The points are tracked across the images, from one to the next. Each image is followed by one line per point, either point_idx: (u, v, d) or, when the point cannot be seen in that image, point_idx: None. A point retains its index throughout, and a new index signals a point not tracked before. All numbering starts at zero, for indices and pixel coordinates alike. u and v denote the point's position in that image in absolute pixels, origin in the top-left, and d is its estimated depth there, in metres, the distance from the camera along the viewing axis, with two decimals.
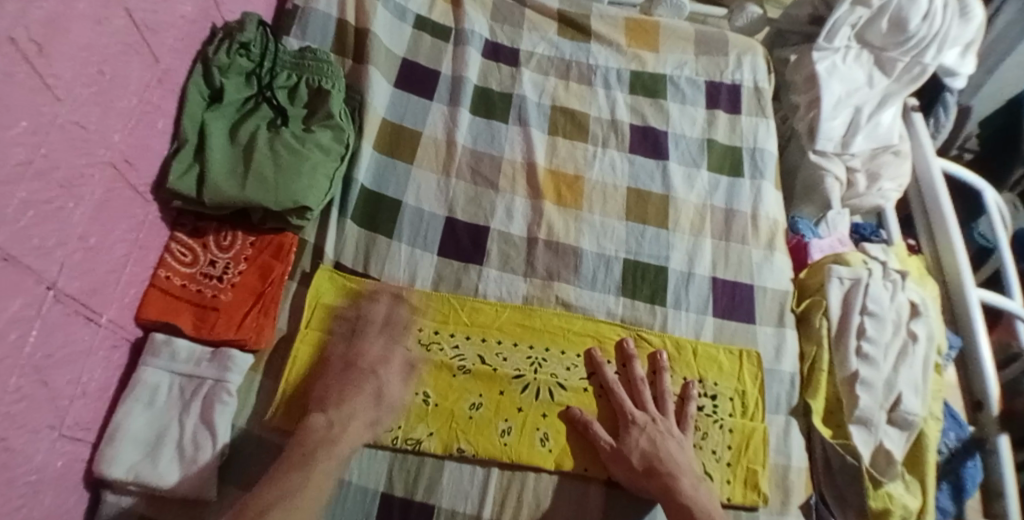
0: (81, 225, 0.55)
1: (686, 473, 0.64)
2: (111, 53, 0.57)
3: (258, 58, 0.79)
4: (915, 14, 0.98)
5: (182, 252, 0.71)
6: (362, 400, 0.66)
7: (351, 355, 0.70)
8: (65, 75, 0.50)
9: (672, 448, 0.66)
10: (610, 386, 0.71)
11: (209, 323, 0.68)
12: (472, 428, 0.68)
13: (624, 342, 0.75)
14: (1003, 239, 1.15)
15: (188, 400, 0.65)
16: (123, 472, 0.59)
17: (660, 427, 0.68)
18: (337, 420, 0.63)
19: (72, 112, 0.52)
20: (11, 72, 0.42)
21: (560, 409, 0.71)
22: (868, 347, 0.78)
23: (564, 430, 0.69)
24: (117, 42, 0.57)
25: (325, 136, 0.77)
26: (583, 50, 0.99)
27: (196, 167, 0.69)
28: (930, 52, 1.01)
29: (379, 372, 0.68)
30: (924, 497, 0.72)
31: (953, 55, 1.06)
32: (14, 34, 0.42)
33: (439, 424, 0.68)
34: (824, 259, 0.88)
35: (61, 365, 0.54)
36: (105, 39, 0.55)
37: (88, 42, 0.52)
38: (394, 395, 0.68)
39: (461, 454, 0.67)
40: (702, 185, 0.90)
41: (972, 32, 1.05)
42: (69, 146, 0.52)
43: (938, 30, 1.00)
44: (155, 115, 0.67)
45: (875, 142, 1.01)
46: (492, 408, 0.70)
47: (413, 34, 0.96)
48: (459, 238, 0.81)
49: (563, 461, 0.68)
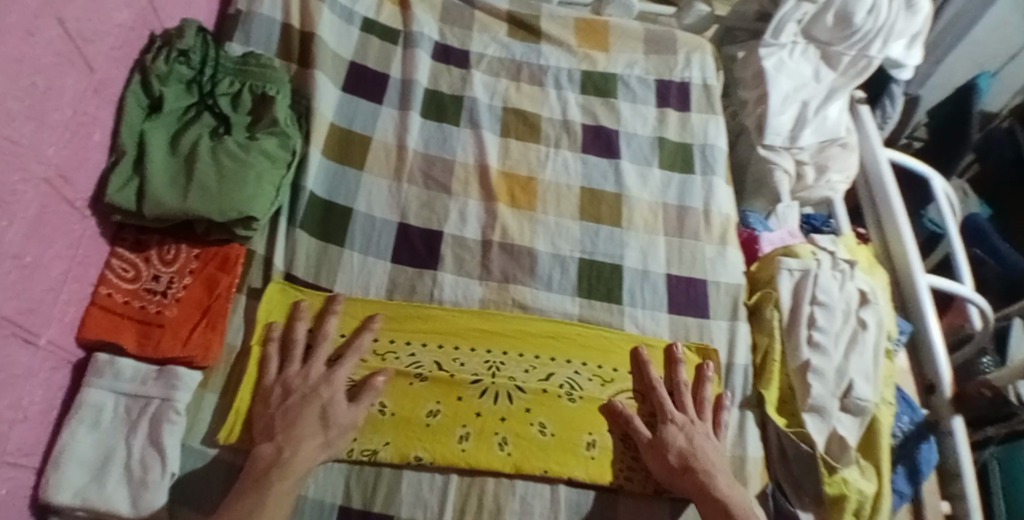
0: (16, 244, 0.53)
1: (723, 471, 0.67)
2: (44, 64, 0.54)
3: (198, 65, 0.77)
4: (860, 8, 1.01)
5: (124, 268, 0.68)
6: (310, 422, 0.63)
7: (290, 381, 0.66)
8: None
9: (705, 446, 0.69)
10: (653, 387, 0.73)
11: (154, 340, 0.66)
12: (430, 436, 0.67)
13: (636, 350, 0.76)
14: (951, 225, 1.19)
15: (135, 421, 0.62)
16: (71, 497, 0.57)
17: (692, 421, 0.71)
18: (287, 444, 0.61)
19: (4, 127, 0.49)
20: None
21: (520, 412, 0.71)
22: (818, 336, 0.79)
23: (523, 433, 0.69)
24: (50, 53, 0.55)
25: (270, 143, 0.75)
26: (534, 51, 0.99)
27: (135, 181, 0.66)
28: (876, 46, 1.04)
29: (321, 393, 0.65)
30: (879, 481, 0.73)
31: (899, 47, 1.09)
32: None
33: (396, 433, 0.67)
34: (774, 252, 0.90)
35: (1, 390, 0.52)
36: (36, 49, 0.53)
37: (18, 54, 0.50)
38: (343, 417, 0.64)
39: (419, 462, 0.66)
40: (655, 183, 0.91)
41: (918, 25, 1.08)
42: (2, 162, 0.50)
43: (883, 23, 1.03)
44: (91, 127, 0.65)
45: (823, 135, 1.04)
46: (451, 414, 0.69)
47: (361, 37, 0.94)
48: (413, 244, 0.80)
49: (523, 464, 0.67)
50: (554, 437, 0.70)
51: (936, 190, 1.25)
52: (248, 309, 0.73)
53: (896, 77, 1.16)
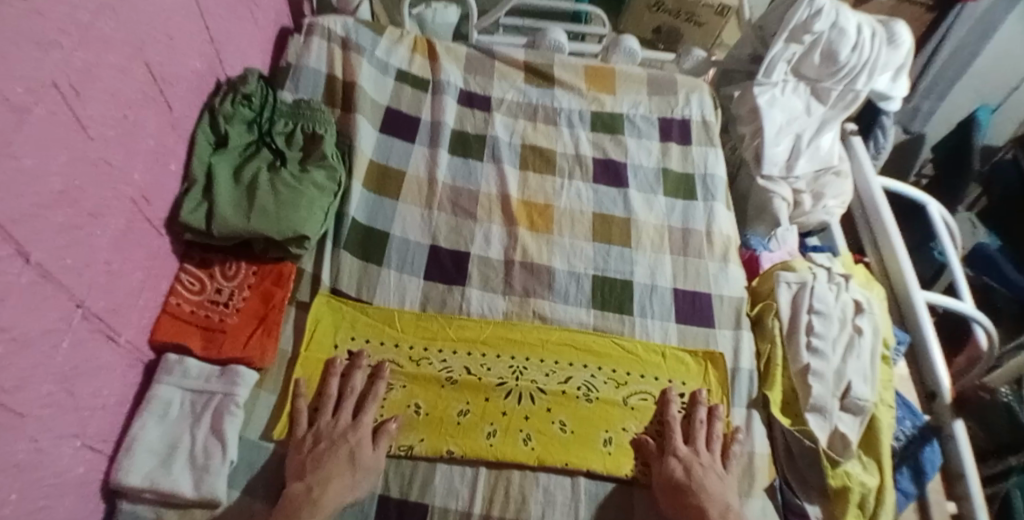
0: (106, 251, 0.63)
1: (715, 502, 0.70)
2: (134, 100, 0.66)
3: (258, 108, 0.89)
4: (845, 46, 1.09)
5: (191, 281, 0.78)
6: (339, 463, 0.67)
7: (322, 429, 0.71)
8: (97, 117, 0.59)
9: (705, 475, 0.72)
10: (670, 421, 0.78)
11: (218, 344, 0.75)
12: (460, 432, 0.74)
13: (665, 392, 0.81)
14: (951, 253, 1.27)
15: (200, 413, 0.71)
16: (140, 479, 0.64)
17: (700, 460, 0.74)
18: (316, 483, 0.66)
19: (101, 150, 0.61)
20: (54, 112, 0.53)
21: (542, 411, 0.77)
22: (817, 341, 0.86)
23: (544, 430, 0.75)
24: (138, 91, 0.67)
25: (319, 174, 0.86)
26: (548, 95, 1.11)
27: (205, 204, 0.76)
28: (861, 80, 1.12)
29: (349, 438, 0.70)
30: (881, 476, 0.78)
31: (885, 79, 1.15)
32: (57, 80, 0.52)
33: (429, 430, 0.74)
34: (773, 268, 0.98)
35: (84, 377, 0.61)
36: (128, 87, 0.65)
37: (114, 89, 0.62)
38: (368, 460, 0.69)
39: (451, 455, 0.72)
40: (660, 208, 1.00)
41: (900, 57, 1.13)
42: (98, 180, 0.61)
43: (867, 58, 1.11)
44: (168, 157, 0.75)
45: (816, 163, 1.14)
46: (479, 413, 0.76)
47: (395, 85, 1.07)
48: (442, 262, 0.89)
49: (545, 457, 0.73)
50: (574, 433, 0.76)
51: (932, 215, 1.33)
52: (297, 320, 0.81)
53: (885, 107, 1.21)
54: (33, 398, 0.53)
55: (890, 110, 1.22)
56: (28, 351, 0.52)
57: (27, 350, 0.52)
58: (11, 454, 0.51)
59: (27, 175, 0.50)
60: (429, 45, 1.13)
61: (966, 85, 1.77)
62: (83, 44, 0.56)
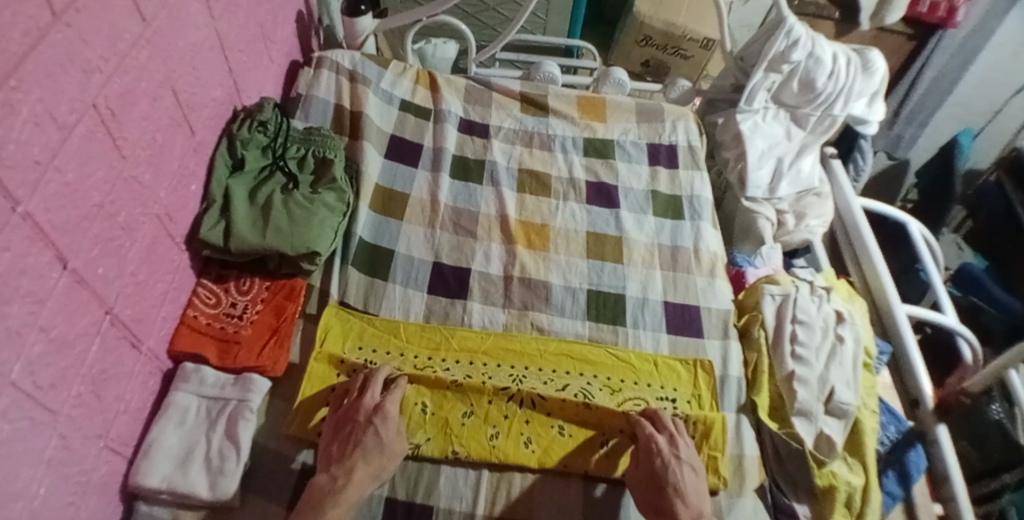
0: (134, 263, 0.68)
1: (690, 510, 0.72)
2: (163, 124, 0.72)
3: (273, 134, 0.95)
4: (821, 74, 1.15)
5: (208, 295, 0.82)
6: (366, 452, 0.71)
7: (345, 412, 0.75)
8: (131, 138, 0.65)
9: (681, 471, 0.74)
10: (654, 414, 0.81)
11: (233, 354, 0.79)
12: (465, 433, 0.78)
13: (653, 412, 0.81)
14: (935, 275, 1.33)
15: (214, 419, 0.75)
16: (158, 482, 0.68)
17: (677, 454, 0.76)
18: (340, 473, 0.69)
19: (133, 169, 0.66)
20: (94, 131, 0.58)
21: (543, 415, 0.81)
22: (801, 350, 0.91)
23: (545, 434, 0.80)
24: (166, 116, 0.72)
25: (330, 196, 0.91)
26: (544, 123, 1.18)
27: (222, 223, 0.82)
28: (838, 106, 1.19)
29: (375, 423, 0.73)
30: (866, 475, 0.83)
31: (861, 105, 1.22)
32: (96, 101, 0.58)
33: (435, 431, 0.78)
34: (758, 281, 1.03)
35: (110, 382, 0.65)
36: (158, 113, 0.70)
37: (146, 114, 0.68)
38: (394, 445, 0.73)
39: (456, 456, 0.77)
40: (651, 227, 1.06)
41: (875, 84, 1.20)
42: (129, 198, 0.66)
43: (843, 85, 1.17)
44: (190, 179, 0.80)
45: (798, 185, 1.21)
46: (483, 416, 0.80)
47: (399, 114, 1.13)
48: (445, 278, 0.94)
49: (545, 459, 0.78)
50: (572, 436, 0.80)
51: (914, 234, 1.39)
52: (306, 332, 0.86)
53: (863, 130, 1.29)
54: (63, 398, 0.57)
55: (867, 133, 1.29)
56: (60, 352, 0.56)
57: (62, 351, 0.56)
58: (41, 449, 0.54)
59: (68, 188, 0.55)
60: (430, 78, 1.20)
61: (944, 112, 1.91)
62: (120, 70, 0.61)
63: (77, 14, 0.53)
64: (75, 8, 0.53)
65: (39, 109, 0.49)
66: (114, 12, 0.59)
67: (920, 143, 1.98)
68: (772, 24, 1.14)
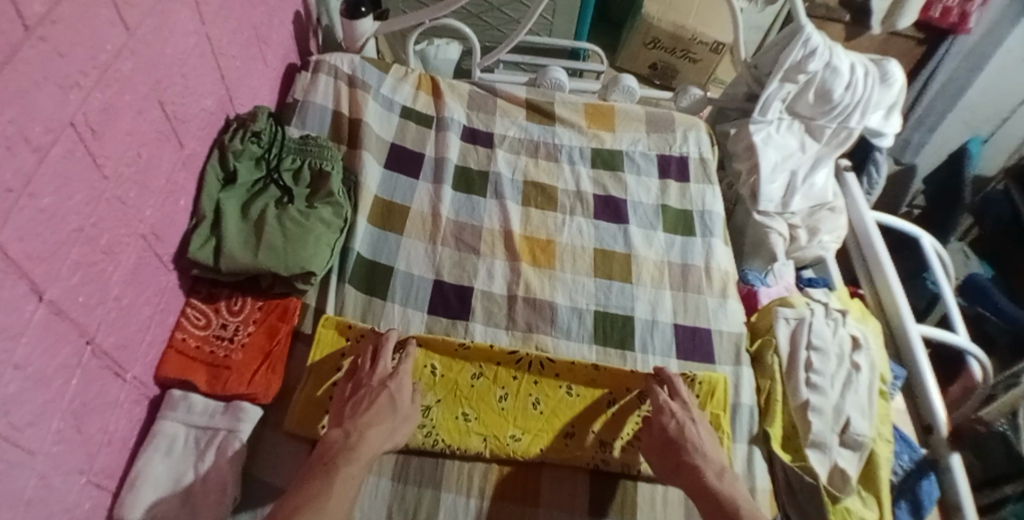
0: (117, 288, 0.64)
1: (711, 464, 0.73)
2: (150, 137, 0.68)
3: (267, 144, 0.90)
4: (838, 85, 1.11)
5: (197, 316, 0.78)
6: (379, 410, 0.71)
7: (361, 377, 0.76)
8: (113, 156, 0.61)
9: (697, 431, 0.75)
10: (669, 378, 0.80)
11: (222, 380, 0.75)
12: (474, 395, 0.81)
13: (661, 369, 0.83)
14: (946, 289, 1.27)
15: (203, 450, 0.71)
16: (143, 517, 0.65)
17: (691, 416, 0.76)
18: (354, 430, 0.69)
19: (117, 189, 0.62)
20: (72, 150, 0.53)
21: (550, 376, 0.83)
22: (816, 378, 0.88)
23: (552, 394, 0.82)
24: (153, 128, 0.68)
25: (326, 211, 0.87)
26: (550, 132, 1.14)
27: (213, 240, 0.78)
28: (854, 118, 1.15)
29: (390, 385, 0.74)
30: (880, 509, 0.80)
31: (877, 117, 1.18)
32: (75, 119, 0.53)
33: (445, 392, 0.80)
34: (771, 303, 1.00)
35: (92, 414, 0.61)
36: (144, 125, 0.66)
37: (130, 128, 0.63)
38: (405, 406, 0.74)
39: (466, 415, 0.79)
40: (660, 244, 1.02)
41: (892, 97, 1.16)
42: (112, 218, 0.62)
43: (860, 96, 1.13)
44: (179, 194, 0.76)
45: (811, 200, 1.17)
46: (491, 377, 0.82)
47: (400, 121, 1.09)
48: (446, 296, 0.90)
49: (552, 420, 0.80)
50: (579, 396, 0.82)
51: (926, 249, 1.35)
52: (301, 355, 0.83)
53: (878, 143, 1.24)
54: (43, 435, 0.53)
55: (883, 146, 1.25)
56: (38, 387, 0.52)
57: (39, 387, 0.52)
58: (19, 491, 0.51)
59: (44, 214, 0.51)
60: (433, 83, 1.16)
61: (954, 119, 1.87)
62: (102, 84, 0.57)
63: (54, 26, 0.49)
64: (51, 20, 0.48)
65: (11, 131, 0.45)
66: (95, 21, 0.54)
67: (927, 149, 1.94)
68: (788, 32, 1.10)
